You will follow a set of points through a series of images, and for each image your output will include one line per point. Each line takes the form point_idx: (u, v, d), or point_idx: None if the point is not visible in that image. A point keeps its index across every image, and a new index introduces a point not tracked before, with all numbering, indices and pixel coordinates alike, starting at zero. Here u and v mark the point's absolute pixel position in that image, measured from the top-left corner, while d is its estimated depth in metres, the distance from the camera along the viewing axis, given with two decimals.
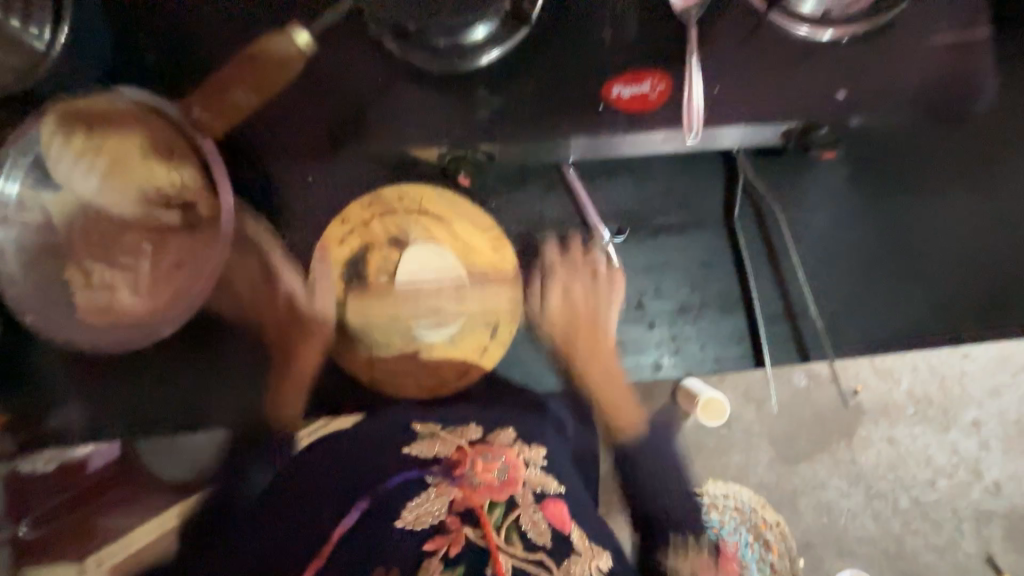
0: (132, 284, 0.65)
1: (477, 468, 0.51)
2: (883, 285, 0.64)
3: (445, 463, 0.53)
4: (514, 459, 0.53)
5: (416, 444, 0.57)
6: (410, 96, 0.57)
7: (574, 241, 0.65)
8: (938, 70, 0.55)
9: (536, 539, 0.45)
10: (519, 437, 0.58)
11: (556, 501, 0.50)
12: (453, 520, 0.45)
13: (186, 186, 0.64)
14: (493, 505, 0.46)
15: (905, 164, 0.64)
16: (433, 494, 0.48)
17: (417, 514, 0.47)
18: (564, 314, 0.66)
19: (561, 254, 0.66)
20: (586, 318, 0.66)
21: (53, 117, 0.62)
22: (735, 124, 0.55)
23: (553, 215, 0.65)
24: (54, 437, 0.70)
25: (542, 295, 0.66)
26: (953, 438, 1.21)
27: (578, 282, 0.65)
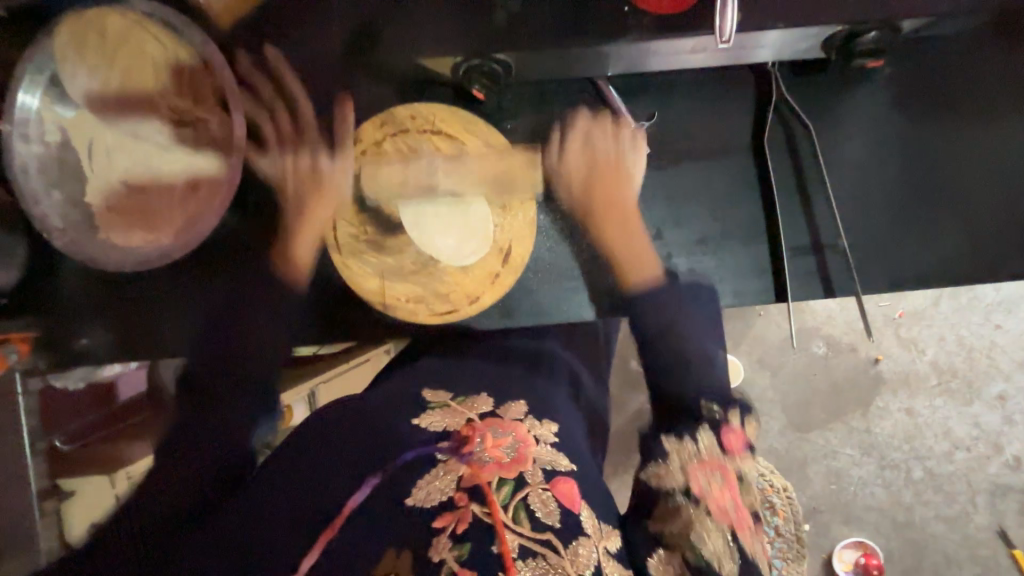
0: (154, 205, 0.66)
1: (486, 444, 0.46)
2: (924, 223, 0.60)
3: (453, 437, 0.48)
4: (525, 434, 0.48)
5: (427, 414, 0.52)
6: (425, 6, 0.56)
7: (597, 143, 0.61)
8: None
9: (544, 518, 0.42)
10: (530, 412, 0.53)
11: (568, 479, 0.46)
12: (460, 496, 0.43)
13: (198, 103, 0.63)
14: (502, 482, 0.43)
15: (957, 87, 0.59)
16: (441, 472, 0.45)
17: (427, 491, 0.45)
18: (583, 185, 0.61)
19: (583, 145, 0.61)
20: (607, 160, 0.61)
21: (65, 28, 0.61)
22: (770, 31, 0.51)
23: (575, 128, 0.61)
24: (88, 355, 0.72)
25: (562, 142, 0.62)
26: (976, 411, 1.20)
27: (607, 169, 0.61)
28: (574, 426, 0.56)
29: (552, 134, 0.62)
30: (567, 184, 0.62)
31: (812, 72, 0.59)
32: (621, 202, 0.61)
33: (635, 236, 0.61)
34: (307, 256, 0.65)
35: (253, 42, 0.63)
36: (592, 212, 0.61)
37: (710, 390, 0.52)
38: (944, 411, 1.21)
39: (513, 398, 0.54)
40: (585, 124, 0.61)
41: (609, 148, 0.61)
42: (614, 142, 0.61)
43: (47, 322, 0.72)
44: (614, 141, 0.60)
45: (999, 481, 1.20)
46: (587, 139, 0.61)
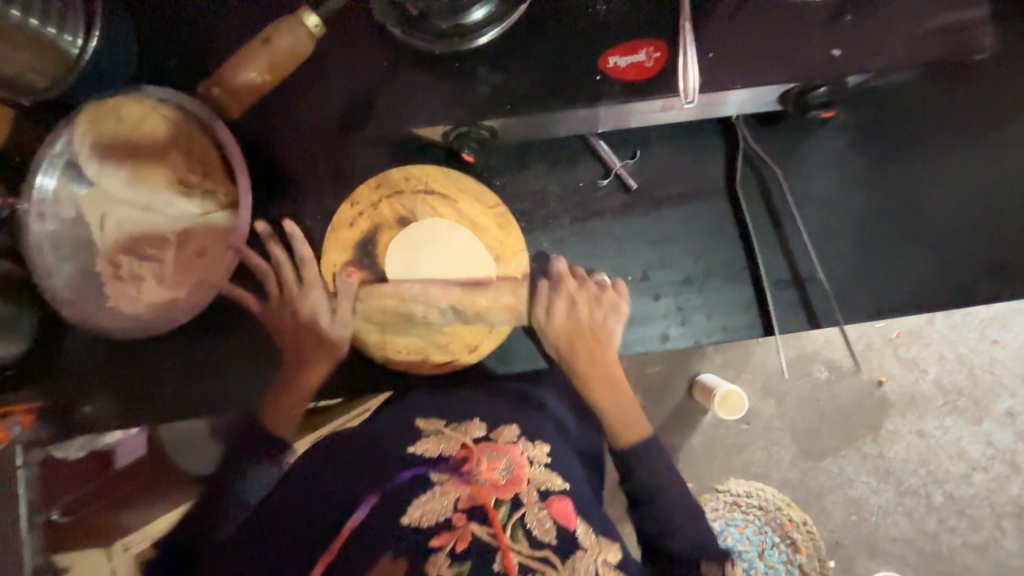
0: (163, 272, 0.69)
1: (483, 466, 0.55)
2: (900, 250, 0.64)
3: (450, 461, 0.56)
4: (518, 458, 0.57)
5: (422, 441, 0.59)
6: (414, 82, 0.60)
7: (580, 306, 0.65)
8: (934, 31, 0.55)
9: (542, 535, 0.50)
10: (522, 434, 0.61)
11: (560, 498, 0.54)
12: (459, 517, 0.49)
13: (208, 177, 0.67)
14: (500, 503, 0.51)
15: (907, 127, 0.64)
16: (439, 493, 0.52)
17: (422, 512, 0.51)
18: (569, 347, 0.65)
19: (568, 317, 0.65)
20: (589, 330, 0.65)
21: (85, 114, 0.65)
22: (734, 89, 0.56)
23: (558, 270, 0.67)
24: (91, 422, 0.74)
25: (548, 305, 0.65)
26: (986, 429, 1.20)
27: (582, 295, 0.65)
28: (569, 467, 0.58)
29: (540, 291, 0.66)
30: (554, 341, 0.66)
31: (775, 121, 0.64)
32: (606, 360, 0.66)
33: (628, 402, 0.66)
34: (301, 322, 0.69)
35: (255, 115, 0.66)
36: (580, 375, 0.66)
37: (696, 542, 0.60)
38: (956, 432, 1.21)
39: (504, 422, 0.62)
40: (567, 292, 0.66)
41: (591, 315, 0.65)
42: (594, 313, 0.65)
43: (49, 389, 0.73)
44: (594, 313, 0.65)
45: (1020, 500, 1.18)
46: (573, 309, 0.65)
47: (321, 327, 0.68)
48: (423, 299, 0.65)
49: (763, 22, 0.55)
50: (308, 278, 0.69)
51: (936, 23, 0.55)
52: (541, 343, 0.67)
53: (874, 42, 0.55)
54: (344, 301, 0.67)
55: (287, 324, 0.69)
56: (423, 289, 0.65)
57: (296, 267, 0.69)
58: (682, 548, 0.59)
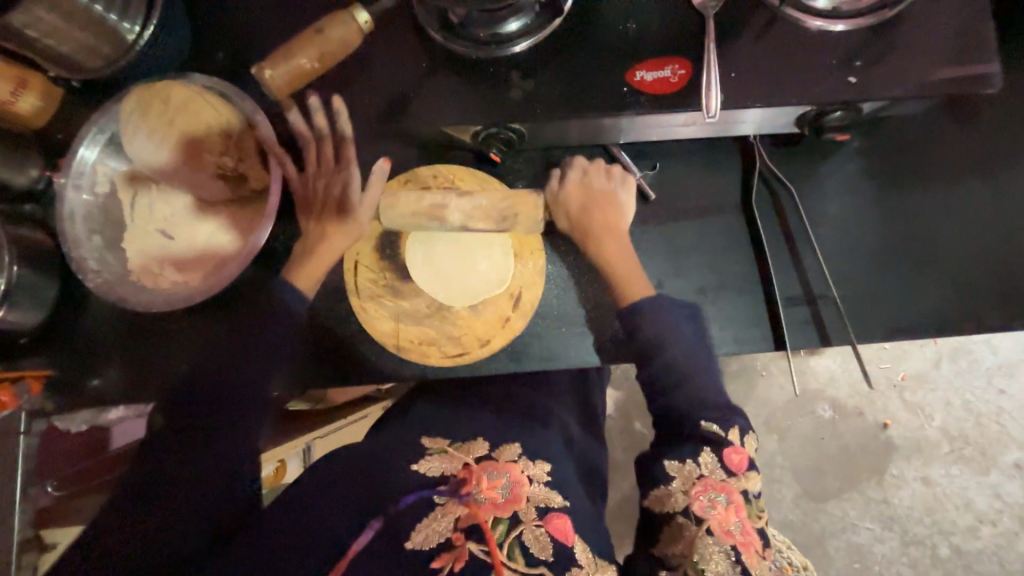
0: (188, 251, 0.71)
1: (482, 485, 0.55)
2: (913, 276, 0.65)
3: (452, 481, 0.57)
4: (518, 475, 0.57)
5: (425, 459, 0.60)
6: (448, 84, 0.63)
7: (593, 181, 0.66)
8: (953, 64, 0.56)
9: (538, 553, 0.50)
10: (523, 452, 0.60)
11: (560, 515, 0.54)
12: (458, 537, 0.51)
13: (243, 162, 0.70)
14: (497, 521, 0.52)
15: (919, 159, 0.66)
16: (439, 514, 0.53)
17: (424, 535, 0.52)
18: (582, 213, 0.65)
19: (580, 185, 0.66)
20: (602, 193, 0.66)
21: (133, 95, 0.69)
22: (752, 107, 0.58)
23: (573, 176, 0.66)
24: (95, 397, 0.73)
25: (561, 180, 0.67)
26: (994, 480, 1.19)
27: (594, 168, 0.66)
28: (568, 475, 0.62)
29: (552, 174, 0.67)
30: (565, 213, 0.66)
31: (792, 143, 0.67)
32: (618, 225, 0.65)
33: (631, 267, 0.65)
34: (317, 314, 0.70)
35: (304, 99, 0.68)
36: (589, 237, 0.65)
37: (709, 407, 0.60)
38: (963, 481, 1.20)
39: (508, 440, 0.62)
40: (581, 165, 0.66)
41: (604, 187, 0.66)
42: (608, 179, 0.66)
43: (63, 360, 0.73)
44: (607, 180, 0.66)
45: None
46: (583, 178, 0.66)
47: (343, 203, 0.68)
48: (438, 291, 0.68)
49: (784, 47, 0.58)
50: (327, 270, 0.69)
51: (957, 57, 0.57)
52: (551, 211, 0.66)
53: (891, 73, 0.57)
54: (364, 297, 0.69)
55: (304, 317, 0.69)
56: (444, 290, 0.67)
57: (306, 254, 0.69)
58: (696, 414, 0.60)
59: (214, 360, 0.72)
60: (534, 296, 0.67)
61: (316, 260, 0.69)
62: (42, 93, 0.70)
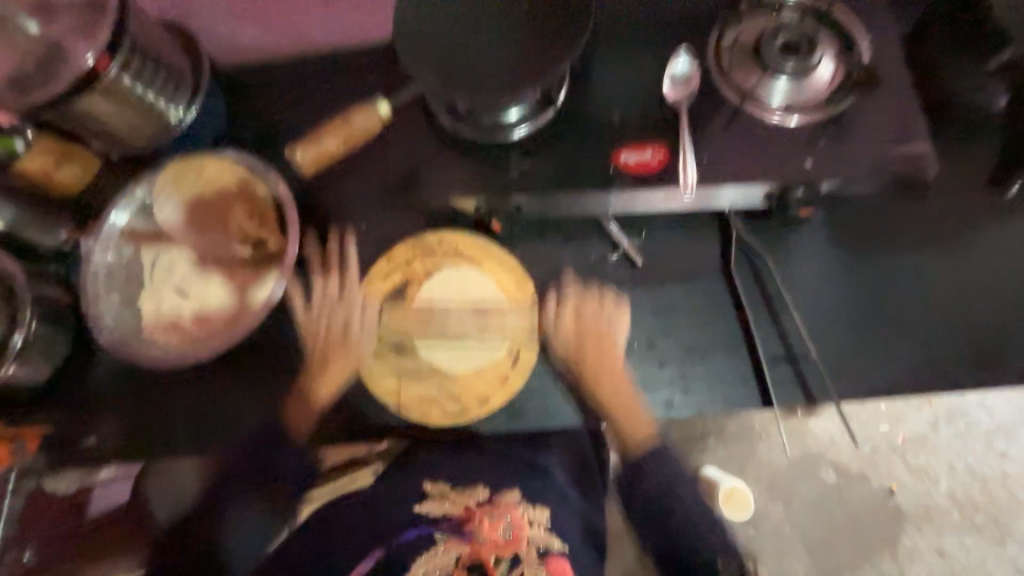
0: (201, 309, 0.74)
1: (485, 526, 0.62)
2: (888, 338, 0.69)
3: (454, 519, 0.64)
4: (519, 517, 0.64)
5: (428, 500, 0.67)
6: (457, 163, 0.72)
7: (587, 316, 0.71)
8: (892, 152, 0.66)
9: None
10: (524, 496, 0.67)
11: (559, 557, 0.61)
12: (460, 572, 0.58)
13: (263, 227, 0.76)
14: (499, 561, 0.59)
15: (878, 231, 0.73)
16: (441, 550, 0.60)
17: (427, 568, 0.59)
18: (576, 347, 0.70)
19: (574, 314, 0.71)
20: (594, 326, 0.71)
21: (169, 167, 0.76)
22: (722, 185, 0.66)
23: (569, 304, 0.72)
24: (91, 454, 0.73)
25: (556, 312, 0.72)
26: (1011, 552, 1.17)
27: (588, 299, 0.72)
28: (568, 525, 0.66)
29: (550, 294, 0.73)
30: (562, 340, 0.71)
31: (764, 216, 0.73)
32: (610, 358, 0.70)
33: (628, 393, 0.69)
34: (320, 371, 0.72)
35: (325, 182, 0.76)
36: (585, 368, 0.69)
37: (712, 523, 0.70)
38: (977, 551, 1.18)
39: (507, 485, 0.68)
40: (575, 300, 0.72)
41: (597, 323, 0.71)
42: (600, 320, 0.71)
43: (61, 416, 0.74)
44: (600, 312, 0.71)
45: None
46: (581, 313, 0.71)
47: (351, 336, 0.72)
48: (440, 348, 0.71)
49: (747, 137, 0.67)
50: (333, 335, 0.72)
51: (899, 147, 0.66)
52: (549, 342, 0.71)
53: (840, 158, 0.66)
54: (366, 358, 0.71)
55: (310, 376, 0.72)
56: (448, 347, 0.70)
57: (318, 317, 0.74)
58: (687, 533, 0.69)
59: (217, 416, 0.73)
60: (530, 355, 0.70)
61: (324, 326, 0.73)
62: (81, 164, 0.77)
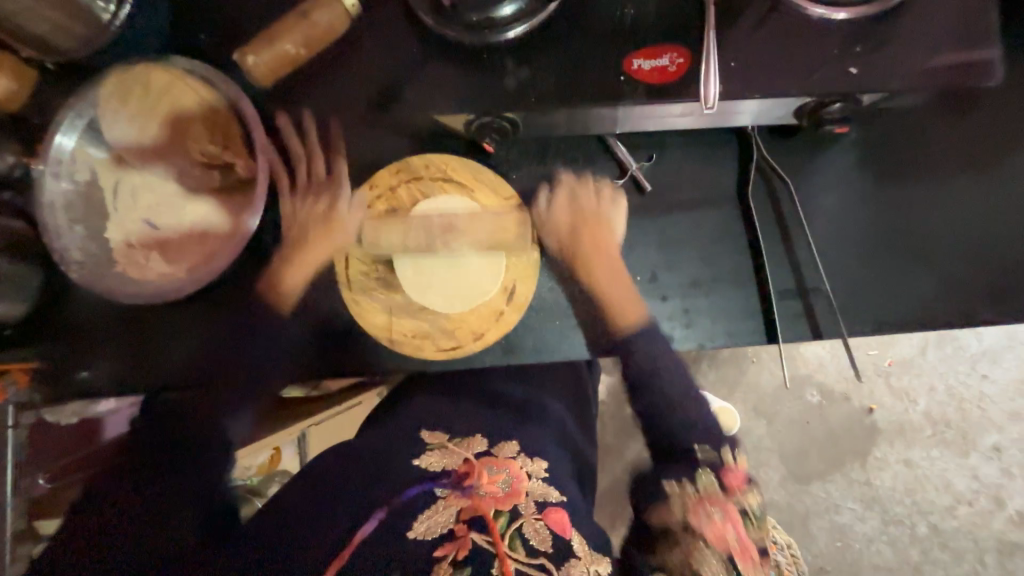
0: (175, 243, 0.69)
1: (484, 479, 0.58)
2: (907, 269, 0.65)
3: (453, 474, 0.60)
4: (517, 471, 0.60)
5: (427, 454, 0.64)
6: (439, 69, 0.61)
7: (582, 201, 0.67)
8: (953, 50, 0.55)
9: (538, 544, 0.52)
10: (522, 450, 0.64)
11: (558, 509, 0.56)
12: (460, 527, 0.53)
13: (229, 150, 0.67)
14: (499, 513, 0.54)
15: (914, 150, 0.65)
16: (441, 506, 0.55)
17: (426, 526, 0.54)
18: (570, 240, 0.66)
19: (568, 202, 0.67)
20: (590, 215, 0.67)
21: (111, 78, 0.66)
22: (746, 98, 0.57)
23: (561, 196, 0.67)
24: (86, 388, 0.72)
25: (549, 202, 0.68)
26: (974, 463, 1.23)
27: (583, 187, 0.67)
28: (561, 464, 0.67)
29: (541, 190, 0.68)
30: (556, 235, 0.67)
31: (788, 134, 0.66)
32: (607, 247, 0.66)
33: (625, 283, 0.65)
34: (310, 301, 0.70)
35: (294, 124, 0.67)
36: (580, 254, 0.66)
37: (699, 433, 0.61)
38: (943, 463, 1.24)
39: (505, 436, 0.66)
40: (568, 183, 0.67)
41: (593, 207, 0.67)
42: (597, 202, 0.67)
43: (49, 353, 0.72)
44: (596, 200, 0.66)
45: (1006, 537, 1.22)
46: (575, 198, 0.67)
47: (338, 213, 0.69)
48: (428, 282, 0.67)
49: (785, 36, 0.57)
50: (319, 280, 0.70)
51: (964, 46, 0.55)
52: (543, 237, 0.66)
53: (891, 60, 0.56)
54: (353, 298, 0.68)
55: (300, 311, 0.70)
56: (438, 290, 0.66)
57: (297, 250, 0.69)
58: (681, 436, 0.61)
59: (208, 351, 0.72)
60: (528, 285, 0.66)
61: (307, 259, 0.69)
62: (12, 76, 0.66)
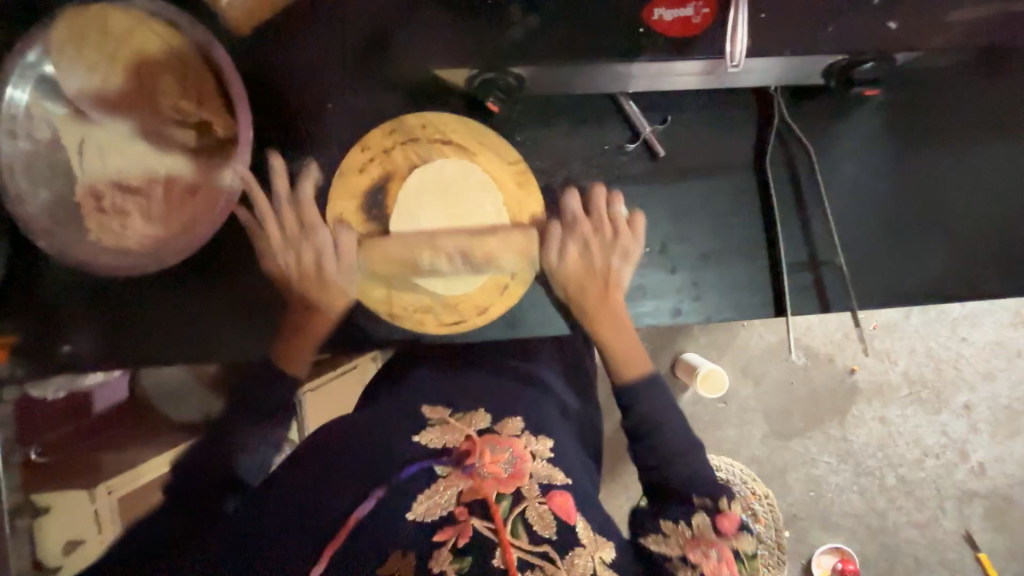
0: (149, 209, 0.64)
1: (485, 459, 0.60)
2: (920, 239, 0.64)
3: (455, 451, 0.61)
4: (520, 450, 0.62)
5: (427, 430, 0.65)
6: (436, 17, 0.55)
7: (592, 257, 0.62)
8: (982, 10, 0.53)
9: (541, 531, 0.54)
10: (526, 427, 0.66)
11: (562, 492, 0.58)
12: (461, 512, 0.56)
13: (204, 106, 0.61)
14: (501, 497, 0.56)
15: (939, 114, 0.62)
16: (442, 487, 0.58)
17: (426, 506, 0.57)
18: (577, 292, 0.63)
19: (581, 257, 0.62)
20: (601, 275, 0.63)
21: (63, 21, 0.59)
22: (774, 57, 0.53)
23: (573, 253, 0.62)
24: (73, 361, 0.70)
25: (561, 249, 0.62)
26: (940, 418, 1.33)
27: (595, 240, 0.62)
28: (562, 438, 0.68)
29: (552, 233, 0.62)
30: (563, 291, 0.63)
31: (812, 96, 0.62)
32: (615, 307, 0.64)
33: (634, 346, 0.64)
34: (299, 274, 0.65)
35: (282, 80, 0.63)
36: (587, 317, 0.63)
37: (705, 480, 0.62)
38: (914, 420, 1.31)
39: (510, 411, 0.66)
40: (581, 233, 0.62)
41: (604, 264, 0.62)
42: (608, 261, 0.62)
43: (27, 325, 0.69)
44: (605, 258, 0.62)
45: (965, 487, 1.31)
46: (586, 254, 0.62)
47: (327, 270, 0.64)
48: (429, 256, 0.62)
49: None
50: (307, 242, 0.64)
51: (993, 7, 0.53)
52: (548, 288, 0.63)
53: (926, 15, 0.52)
54: (351, 271, 0.64)
55: (289, 284, 0.66)
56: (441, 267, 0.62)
57: (284, 220, 0.64)
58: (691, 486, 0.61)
59: (198, 323, 0.69)
60: (534, 259, 0.62)
61: (298, 214, 0.64)
62: None
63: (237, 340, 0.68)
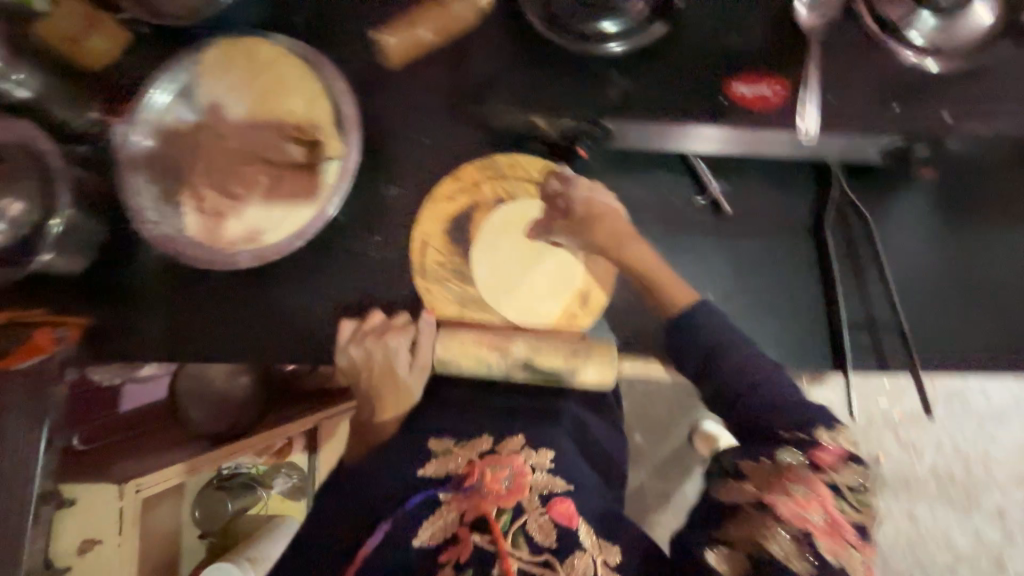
0: (249, 213, 0.69)
1: (485, 478, 0.58)
2: (969, 312, 0.66)
3: (455, 477, 0.60)
4: (519, 465, 0.59)
5: (432, 461, 0.62)
6: (541, 73, 0.62)
7: (598, 196, 0.68)
8: None
9: (541, 541, 0.53)
10: (526, 443, 0.63)
11: (562, 499, 0.56)
12: (462, 531, 0.54)
13: (319, 127, 0.68)
14: (502, 511, 0.55)
15: (985, 201, 0.68)
16: (444, 511, 0.57)
17: (431, 532, 0.56)
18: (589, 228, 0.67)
19: (586, 195, 0.68)
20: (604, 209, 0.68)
21: (217, 47, 0.68)
22: (846, 133, 0.58)
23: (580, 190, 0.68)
24: (134, 350, 0.71)
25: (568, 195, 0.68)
26: (975, 522, 1.23)
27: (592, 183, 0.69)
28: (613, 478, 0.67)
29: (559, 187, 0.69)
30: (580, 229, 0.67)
31: (868, 173, 0.68)
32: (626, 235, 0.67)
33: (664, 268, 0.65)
34: (375, 287, 0.70)
35: (389, 114, 0.70)
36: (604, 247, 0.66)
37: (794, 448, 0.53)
38: (945, 520, 1.24)
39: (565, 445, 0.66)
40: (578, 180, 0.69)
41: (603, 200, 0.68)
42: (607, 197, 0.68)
43: (99, 308, 0.71)
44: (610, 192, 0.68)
45: None
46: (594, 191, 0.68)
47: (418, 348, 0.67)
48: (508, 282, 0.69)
49: (883, 78, 0.59)
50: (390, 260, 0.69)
51: None
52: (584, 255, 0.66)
53: (984, 110, 0.58)
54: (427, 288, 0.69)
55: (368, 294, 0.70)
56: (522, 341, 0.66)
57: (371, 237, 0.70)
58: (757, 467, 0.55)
59: (266, 325, 0.70)
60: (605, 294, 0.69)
61: (386, 233, 0.70)
62: (108, 38, 0.68)
63: (309, 345, 0.70)
